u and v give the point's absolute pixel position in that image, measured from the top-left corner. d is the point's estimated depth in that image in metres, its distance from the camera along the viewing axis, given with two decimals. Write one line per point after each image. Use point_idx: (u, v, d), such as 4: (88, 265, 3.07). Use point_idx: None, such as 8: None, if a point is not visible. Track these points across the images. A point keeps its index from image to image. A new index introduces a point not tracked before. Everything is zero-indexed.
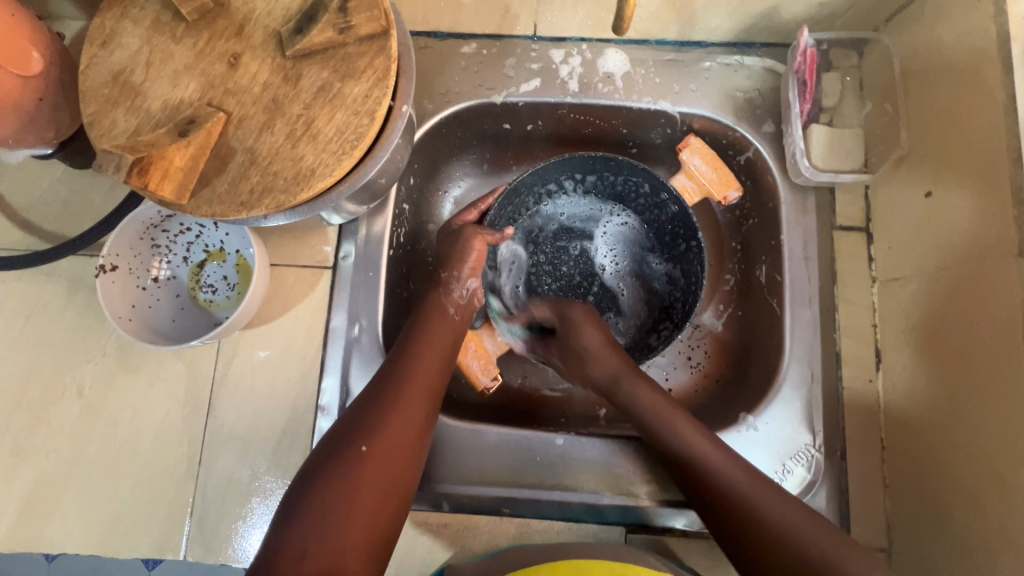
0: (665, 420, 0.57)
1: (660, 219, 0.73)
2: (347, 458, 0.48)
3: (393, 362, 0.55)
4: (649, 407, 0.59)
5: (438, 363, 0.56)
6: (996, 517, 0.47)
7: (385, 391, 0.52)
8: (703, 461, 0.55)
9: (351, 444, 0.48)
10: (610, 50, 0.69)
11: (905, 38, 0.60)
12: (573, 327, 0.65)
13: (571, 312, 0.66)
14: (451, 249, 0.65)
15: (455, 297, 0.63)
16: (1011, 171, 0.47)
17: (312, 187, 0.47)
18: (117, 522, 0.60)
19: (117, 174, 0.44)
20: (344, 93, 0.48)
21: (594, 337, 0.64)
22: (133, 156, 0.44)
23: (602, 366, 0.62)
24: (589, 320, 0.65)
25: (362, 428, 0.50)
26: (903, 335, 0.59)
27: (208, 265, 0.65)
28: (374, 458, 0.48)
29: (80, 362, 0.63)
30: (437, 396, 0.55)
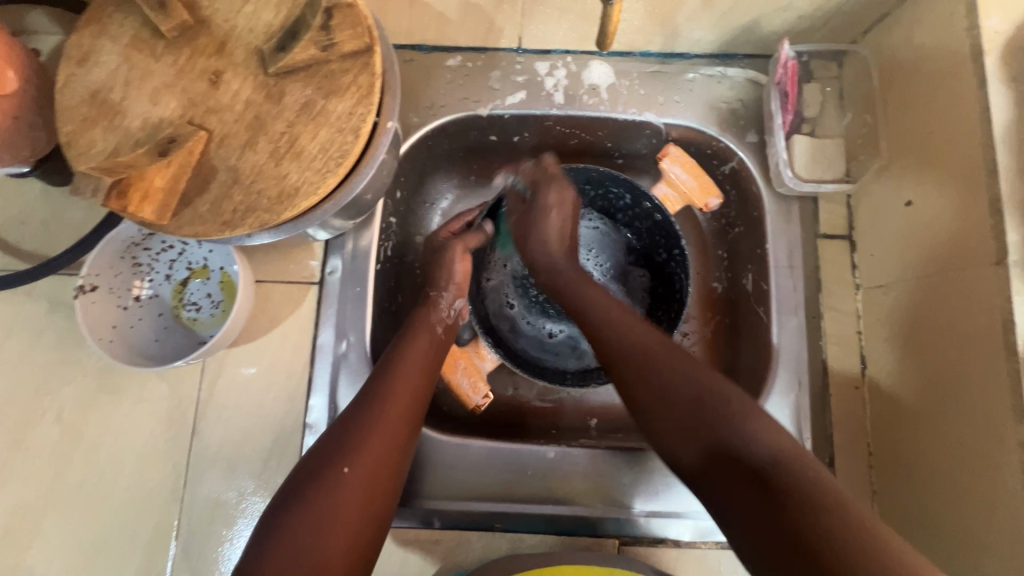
0: (578, 290, 0.59)
1: (643, 230, 0.73)
2: (328, 478, 0.47)
3: (376, 379, 0.55)
4: (568, 280, 0.60)
5: (420, 379, 0.56)
6: (984, 522, 0.48)
7: (367, 408, 0.52)
8: (602, 316, 0.54)
9: (332, 464, 0.48)
10: (595, 62, 0.69)
11: (883, 50, 0.62)
12: (534, 212, 0.64)
13: (544, 198, 0.63)
14: (441, 268, 0.66)
15: (442, 316, 0.63)
16: (988, 180, 0.48)
17: (296, 206, 0.47)
18: (99, 547, 0.59)
19: (94, 197, 0.44)
20: (328, 110, 0.48)
21: (553, 232, 0.63)
22: (112, 178, 0.44)
23: (546, 248, 0.63)
24: (555, 205, 0.63)
25: (344, 447, 0.49)
26: (887, 342, 0.60)
27: (192, 282, 0.64)
28: (355, 479, 0.47)
29: (60, 384, 0.61)
30: (419, 412, 0.55)
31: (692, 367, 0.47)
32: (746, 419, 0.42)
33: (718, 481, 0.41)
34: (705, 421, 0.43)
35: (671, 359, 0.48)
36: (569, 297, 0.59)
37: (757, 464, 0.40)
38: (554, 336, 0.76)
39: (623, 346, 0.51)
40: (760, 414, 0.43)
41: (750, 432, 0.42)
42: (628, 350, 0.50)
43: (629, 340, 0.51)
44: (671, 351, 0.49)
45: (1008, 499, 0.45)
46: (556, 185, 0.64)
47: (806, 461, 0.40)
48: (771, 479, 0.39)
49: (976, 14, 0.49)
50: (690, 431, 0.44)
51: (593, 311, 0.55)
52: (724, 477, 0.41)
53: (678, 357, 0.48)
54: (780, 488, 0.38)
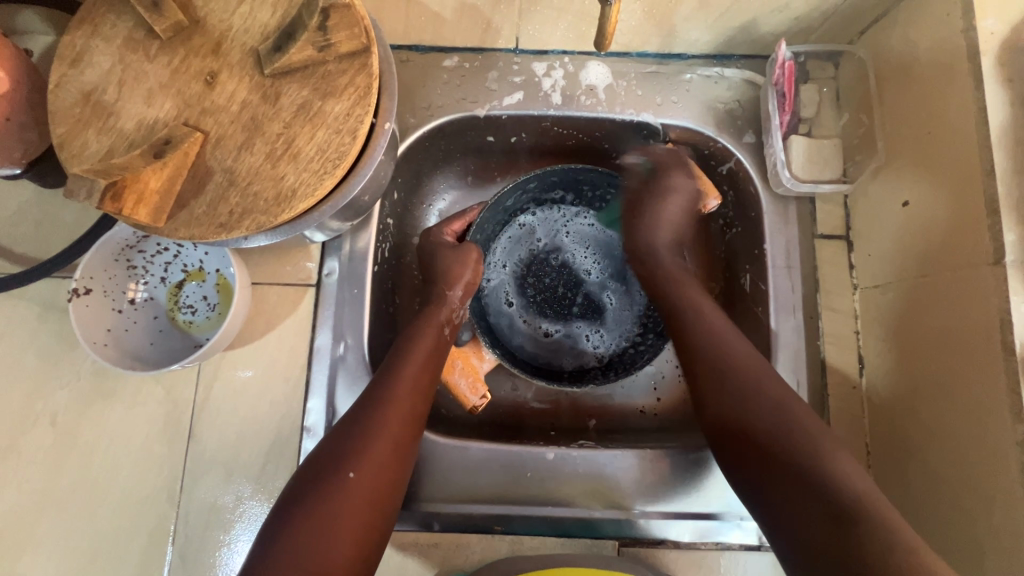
0: (678, 287, 0.61)
1: None
2: (330, 483, 0.47)
3: (379, 381, 0.54)
4: (667, 275, 0.63)
5: (424, 381, 0.56)
6: (982, 521, 0.48)
7: (370, 411, 0.52)
8: (701, 321, 0.56)
9: (335, 468, 0.48)
10: (592, 63, 0.69)
11: (879, 51, 0.62)
12: (659, 191, 0.66)
13: (669, 179, 0.66)
14: (446, 267, 0.65)
15: (450, 314, 0.63)
16: (984, 180, 0.48)
17: (293, 208, 0.46)
18: (95, 553, 0.58)
19: (88, 200, 0.43)
20: (325, 111, 0.48)
21: (670, 213, 0.66)
22: (105, 181, 0.43)
23: (654, 231, 0.66)
24: (670, 193, 0.66)
25: (346, 452, 0.49)
26: (884, 341, 0.60)
27: (187, 285, 0.64)
28: (358, 485, 0.47)
29: (53, 389, 0.61)
30: (422, 415, 0.54)
31: (787, 397, 0.49)
32: (834, 457, 0.44)
33: (790, 509, 0.43)
34: (794, 447, 0.45)
35: (766, 383, 0.50)
36: (671, 290, 0.61)
37: (842, 507, 0.41)
38: (550, 335, 0.75)
39: (718, 356, 0.53)
40: (845, 457, 0.44)
41: (839, 472, 0.43)
42: (722, 363, 0.52)
43: (725, 353, 0.53)
44: (767, 377, 0.51)
45: (1006, 497, 0.46)
46: (681, 171, 0.66)
47: (888, 511, 0.41)
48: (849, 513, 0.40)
49: (972, 16, 0.50)
50: (770, 458, 0.45)
51: (692, 315, 0.57)
52: (799, 506, 0.43)
53: (774, 384, 0.50)
54: (856, 529, 0.39)
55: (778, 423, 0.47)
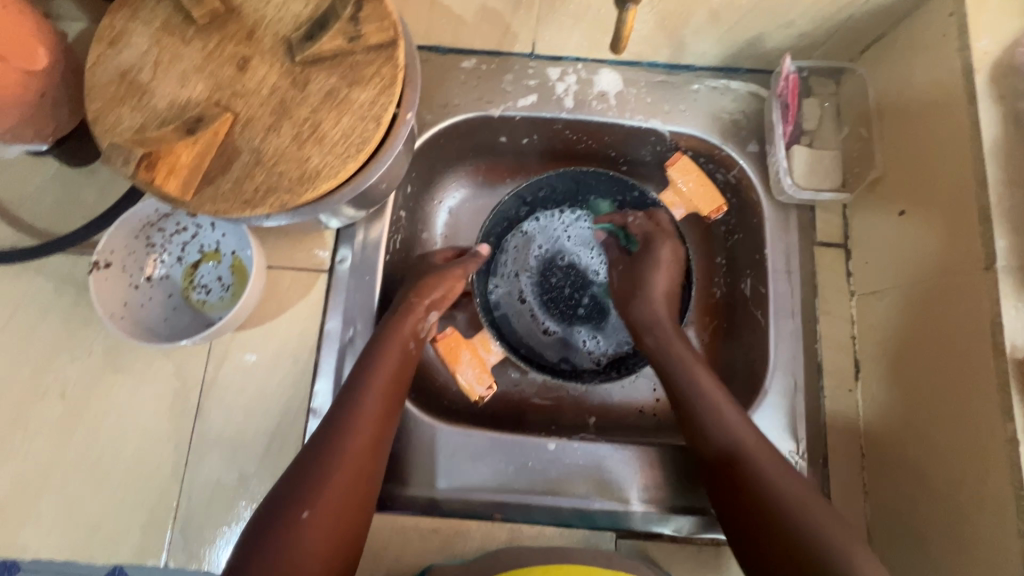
0: (684, 366, 0.61)
1: None
2: (283, 524, 0.47)
3: (337, 411, 0.54)
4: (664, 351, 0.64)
5: (383, 409, 0.55)
6: (972, 518, 0.49)
7: (327, 445, 0.51)
8: (704, 397, 0.58)
9: (290, 508, 0.48)
10: (604, 70, 0.72)
11: (879, 69, 0.65)
12: (644, 264, 0.69)
13: (659, 249, 0.69)
14: (419, 281, 0.65)
15: (415, 329, 0.62)
16: (977, 189, 0.50)
17: (317, 188, 0.48)
18: (94, 526, 0.58)
19: (123, 167, 0.44)
20: (351, 98, 0.50)
21: (665, 282, 0.68)
22: (141, 150, 0.44)
23: (653, 305, 0.67)
24: (665, 261, 0.69)
25: (304, 489, 0.49)
26: (881, 347, 0.61)
27: (203, 266, 0.64)
28: (315, 521, 0.47)
29: (65, 360, 0.62)
30: (381, 444, 0.54)
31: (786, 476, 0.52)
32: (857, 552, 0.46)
33: None
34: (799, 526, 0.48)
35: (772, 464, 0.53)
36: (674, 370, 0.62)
37: None
38: (550, 334, 0.78)
39: (726, 443, 0.55)
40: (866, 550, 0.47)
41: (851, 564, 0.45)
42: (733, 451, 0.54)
43: (732, 439, 0.55)
44: (780, 467, 0.53)
45: (997, 495, 0.47)
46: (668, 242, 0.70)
47: None
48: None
49: (967, 36, 0.53)
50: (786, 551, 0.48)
51: (699, 401, 0.58)
52: None
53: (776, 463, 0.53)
54: None
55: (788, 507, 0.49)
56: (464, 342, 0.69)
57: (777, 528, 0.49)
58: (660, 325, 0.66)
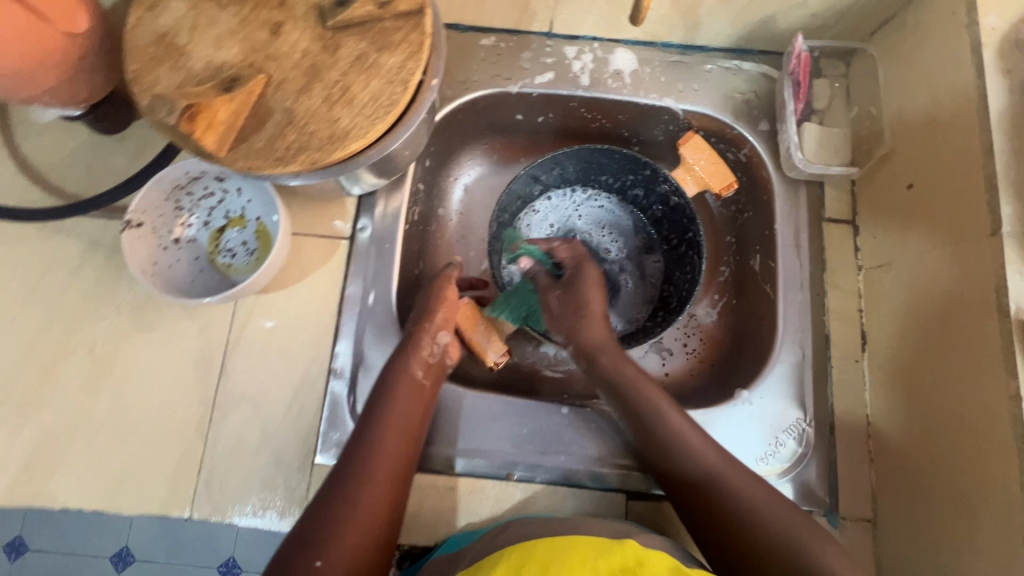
0: (637, 389, 0.61)
1: (656, 218, 0.80)
2: (297, 570, 0.45)
3: (349, 454, 0.53)
4: (622, 376, 0.62)
5: (399, 448, 0.55)
6: (978, 477, 0.51)
7: (340, 488, 0.51)
8: (663, 423, 0.59)
9: (302, 556, 0.46)
10: (620, 50, 0.74)
11: (889, 49, 0.66)
12: (578, 285, 0.68)
13: (584, 274, 0.69)
14: (424, 307, 0.65)
15: (425, 357, 0.61)
16: (985, 159, 0.52)
17: (347, 147, 0.50)
18: (122, 479, 0.60)
19: (167, 117, 0.46)
20: (380, 63, 0.52)
21: (596, 303, 0.68)
22: (184, 103, 0.46)
23: (590, 329, 0.66)
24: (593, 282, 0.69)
25: (316, 535, 0.47)
26: (888, 318, 0.63)
27: (229, 232, 0.66)
28: (331, 567, 0.46)
29: (94, 320, 0.64)
30: (403, 484, 0.54)
31: (757, 495, 0.54)
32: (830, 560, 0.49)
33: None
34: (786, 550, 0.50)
35: (742, 486, 0.54)
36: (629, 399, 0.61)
37: None
38: None
39: (694, 469, 0.56)
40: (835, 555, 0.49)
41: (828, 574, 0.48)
42: (703, 477, 0.56)
43: (700, 467, 0.56)
44: (752, 483, 0.55)
45: (1002, 453, 0.48)
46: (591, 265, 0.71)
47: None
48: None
49: (976, 13, 0.54)
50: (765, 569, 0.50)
51: (658, 427, 0.59)
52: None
53: (746, 482, 0.55)
54: None
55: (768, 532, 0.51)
56: (473, 318, 0.70)
57: (760, 547, 0.51)
58: (607, 348, 0.65)
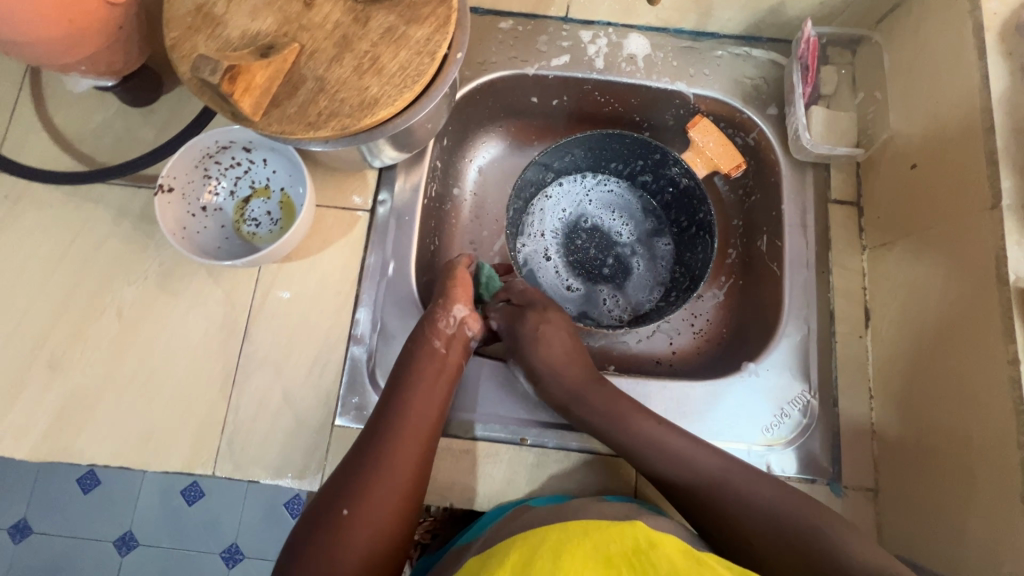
0: (618, 422, 0.60)
1: (666, 202, 0.83)
2: (329, 520, 0.50)
3: (378, 418, 0.57)
4: (603, 412, 0.61)
5: (426, 413, 0.58)
6: (978, 441, 0.52)
7: (368, 449, 0.54)
8: (652, 444, 0.59)
9: (332, 507, 0.51)
10: (633, 35, 0.76)
11: (894, 36, 0.69)
12: (530, 338, 0.66)
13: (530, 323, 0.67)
14: (444, 285, 0.67)
15: (442, 330, 0.63)
16: (985, 136, 0.54)
17: (376, 114, 0.52)
18: (147, 437, 0.62)
19: (210, 77, 0.46)
20: (408, 35, 0.54)
21: (556, 349, 0.66)
22: (227, 64, 0.46)
23: (561, 378, 0.64)
24: (546, 330, 0.67)
25: (345, 490, 0.52)
26: (891, 293, 0.65)
27: (253, 201, 0.68)
28: (357, 519, 0.50)
29: (122, 284, 0.66)
30: (428, 448, 0.57)
31: (756, 485, 0.55)
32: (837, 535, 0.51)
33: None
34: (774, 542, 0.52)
35: (738, 478, 0.56)
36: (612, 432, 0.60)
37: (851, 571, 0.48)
38: (572, 291, 0.82)
39: (679, 472, 0.57)
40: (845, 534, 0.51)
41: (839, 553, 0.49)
42: (704, 486, 0.56)
43: (698, 479, 0.57)
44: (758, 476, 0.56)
45: (1000, 416, 0.50)
46: (535, 313, 0.68)
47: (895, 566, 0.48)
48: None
49: None
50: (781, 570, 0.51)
51: (646, 451, 0.59)
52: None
53: (733, 468, 0.57)
54: None
55: (754, 524, 0.53)
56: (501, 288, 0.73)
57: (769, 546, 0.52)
58: (581, 390, 0.63)
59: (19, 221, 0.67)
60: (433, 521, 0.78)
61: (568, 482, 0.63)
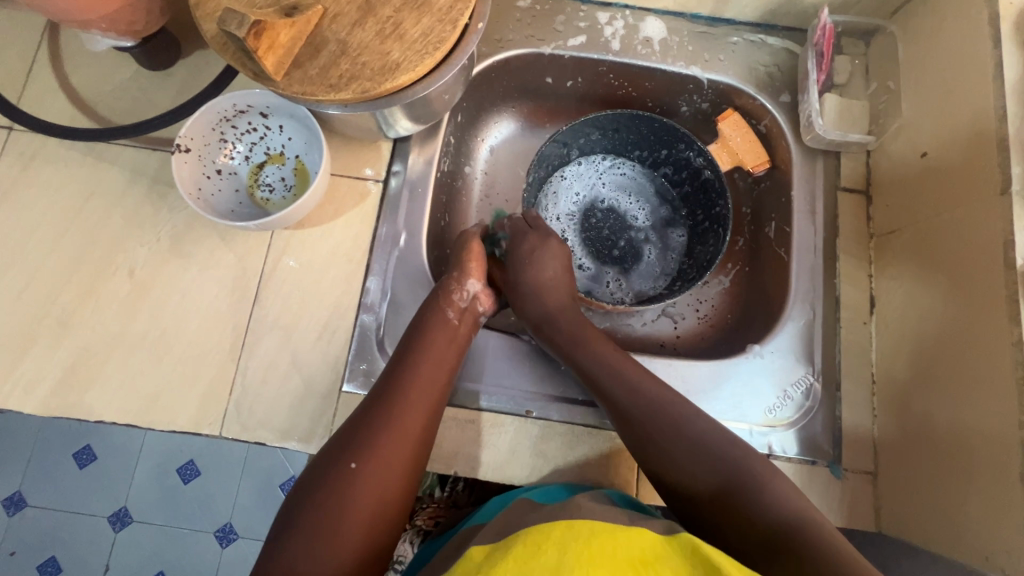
0: (629, 383, 0.60)
1: (683, 194, 0.84)
2: (336, 473, 0.51)
3: (388, 377, 0.58)
4: (608, 371, 0.61)
5: (435, 378, 0.58)
6: (982, 424, 0.53)
7: (378, 408, 0.55)
8: (669, 420, 0.57)
9: (340, 461, 0.51)
10: (650, 18, 0.77)
11: (908, 27, 0.69)
12: (528, 259, 0.69)
13: (528, 244, 0.69)
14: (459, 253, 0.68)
15: (456, 301, 0.64)
16: (997, 123, 0.55)
17: (397, 79, 0.53)
18: (155, 396, 0.62)
19: (236, 30, 0.45)
20: (431, 2, 0.54)
21: (549, 273, 0.69)
22: (254, 18, 0.46)
23: (542, 299, 0.68)
24: (546, 250, 0.69)
25: (354, 444, 0.52)
26: (897, 281, 0.66)
27: (268, 167, 0.69)
28: (364, 474, 0.51)
29: (135, 245, 0.66)
30: (435, 410, 0.57)
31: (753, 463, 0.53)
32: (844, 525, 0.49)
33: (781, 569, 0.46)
34: (716, 487, 0.53)
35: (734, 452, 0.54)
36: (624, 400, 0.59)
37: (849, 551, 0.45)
38: (582, 270, 0.82)
39: (661, 430, 0.56)
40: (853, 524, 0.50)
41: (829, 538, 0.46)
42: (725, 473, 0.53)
43: (716, 465, 0.54)
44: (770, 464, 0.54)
45: (1002, 398, 0.51)
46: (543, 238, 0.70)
47: None
48: (790, 540, 0.47)
49: None
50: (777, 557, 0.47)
51: (663, 427, 0.57)
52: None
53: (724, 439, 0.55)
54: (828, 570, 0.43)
55: (699, 468, 0.54)
56: None
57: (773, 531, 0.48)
58: (558, 315, 0.67)
59: (34, 179, 0.67)
60: (438, 507, 0.80)
61: (571, 455, 0.64)
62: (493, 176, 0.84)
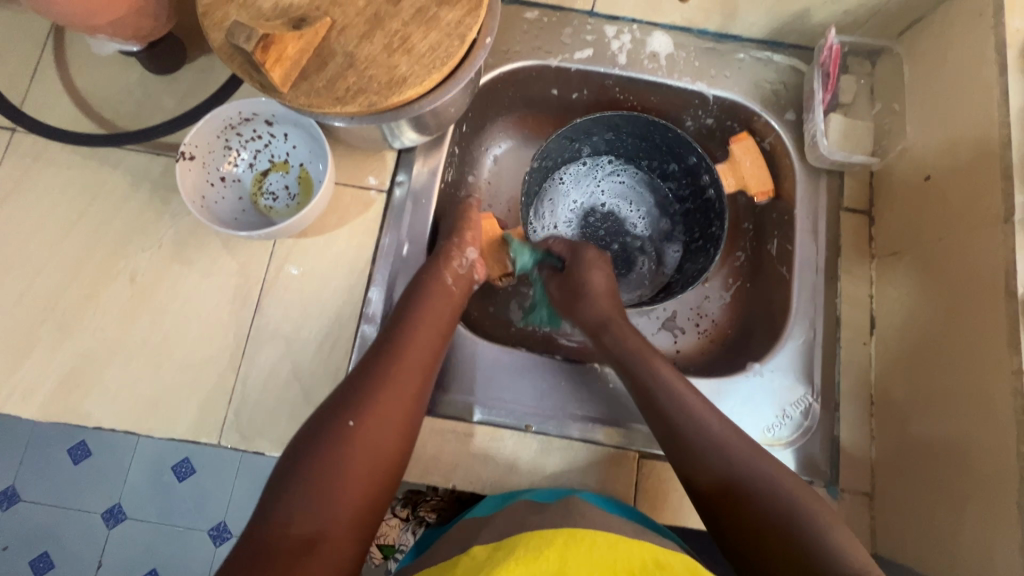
0: (648, 365, 0.62)
1: (682, 211, 0.84)
2: (333, 429, 0.50)
3: (387, 336, 0.58)
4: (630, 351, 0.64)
5: (429, 341, 0.59)
6: (979, 449, 0.53)
7: (377, 367, 0.55)
8: (682, 408, 0.58)
9: (337, 418, 0.51)
10: (657, 32, 0.77)
11: (915, 49, 0.70)
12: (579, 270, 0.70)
13: (581, 254, 0.72)
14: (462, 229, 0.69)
15: (455, 267, 0.65)
16: (1001, 150, 0.55)
17: (403, 93, 0.53)
18: (155, 403, 0.62)
19: (245, 43, 0.46)
20: (440, 17, 0.54)
21: (600, 283, 0.70)
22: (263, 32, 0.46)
23: (597, 306, 0.68)
24: (597, 263, 0.71)
25: (352, 402, 0.52)
26: (898, 302, 0.66)
27: (272, 175, 0.69)
28: (361, 432, 0.51)
29: (136, 250, 0.66)
30: (428, 370, 0.58)
31: (755, 457, 0.54)
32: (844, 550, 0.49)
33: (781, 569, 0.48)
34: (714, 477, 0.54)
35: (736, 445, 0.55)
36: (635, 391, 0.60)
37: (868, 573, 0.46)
38: None
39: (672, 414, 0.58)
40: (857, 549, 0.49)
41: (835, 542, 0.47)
42: (723, 464, 0.54)
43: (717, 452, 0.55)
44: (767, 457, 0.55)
45: (999, 425, 0.51)
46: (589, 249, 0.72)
47: None
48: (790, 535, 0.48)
49: (1003, 14, 0.57)
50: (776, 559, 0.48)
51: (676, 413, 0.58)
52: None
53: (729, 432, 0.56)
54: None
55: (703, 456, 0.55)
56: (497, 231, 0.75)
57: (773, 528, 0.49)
58: (611, 322, 0.67)
59: (36, 182, 0.67)
60: (439, 501, 0.82)
61: (570, 470, 0.64)
62: (496, 186, 0.84)
